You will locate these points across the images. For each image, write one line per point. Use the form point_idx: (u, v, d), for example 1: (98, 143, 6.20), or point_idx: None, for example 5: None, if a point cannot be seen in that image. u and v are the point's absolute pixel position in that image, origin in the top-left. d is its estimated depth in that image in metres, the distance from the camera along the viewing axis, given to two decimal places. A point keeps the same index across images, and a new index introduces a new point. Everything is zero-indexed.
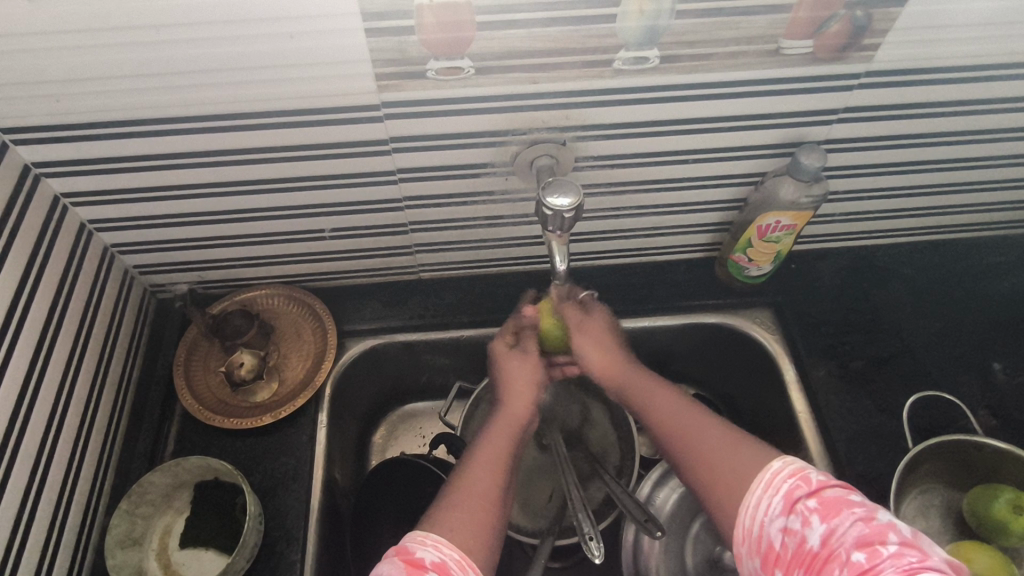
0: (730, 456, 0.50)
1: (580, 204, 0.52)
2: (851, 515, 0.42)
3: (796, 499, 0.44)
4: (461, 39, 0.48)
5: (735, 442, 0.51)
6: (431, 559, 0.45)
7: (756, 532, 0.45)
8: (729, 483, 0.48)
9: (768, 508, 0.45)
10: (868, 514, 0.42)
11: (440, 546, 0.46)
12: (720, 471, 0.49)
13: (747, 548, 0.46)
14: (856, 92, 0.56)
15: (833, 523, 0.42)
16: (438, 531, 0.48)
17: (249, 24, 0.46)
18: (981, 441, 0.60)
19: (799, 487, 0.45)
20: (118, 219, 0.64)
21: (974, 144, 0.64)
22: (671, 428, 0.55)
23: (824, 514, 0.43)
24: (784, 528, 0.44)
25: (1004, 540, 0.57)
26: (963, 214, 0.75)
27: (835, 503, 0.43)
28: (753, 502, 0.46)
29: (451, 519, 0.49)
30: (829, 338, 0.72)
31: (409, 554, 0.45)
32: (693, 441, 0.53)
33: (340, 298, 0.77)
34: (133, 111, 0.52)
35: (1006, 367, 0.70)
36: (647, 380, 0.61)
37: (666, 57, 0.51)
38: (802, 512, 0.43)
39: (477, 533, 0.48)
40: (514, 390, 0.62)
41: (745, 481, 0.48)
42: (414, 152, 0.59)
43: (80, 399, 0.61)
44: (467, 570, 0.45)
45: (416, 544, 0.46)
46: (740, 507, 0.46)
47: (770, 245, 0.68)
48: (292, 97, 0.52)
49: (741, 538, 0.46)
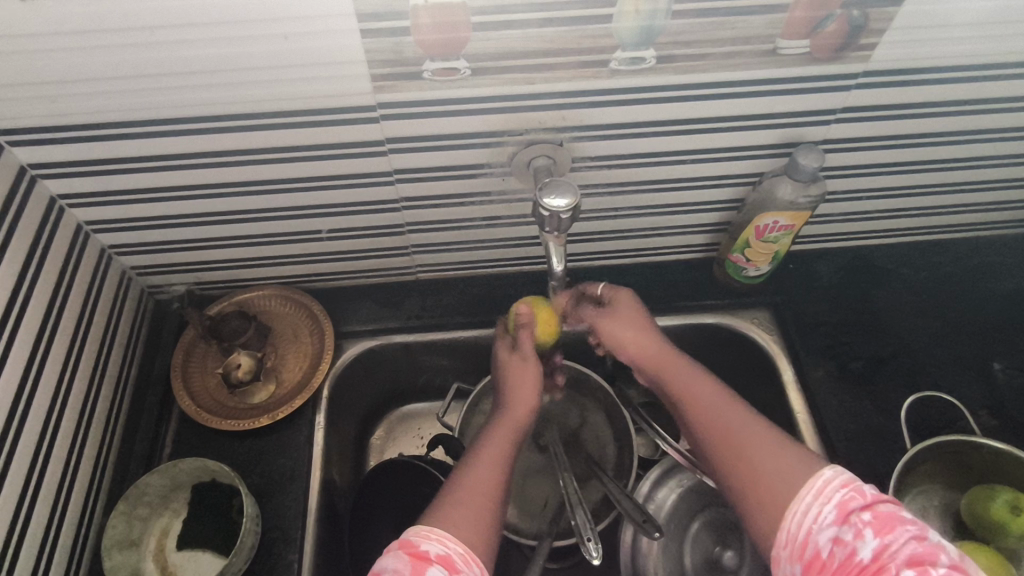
0: (773, 463, 0.49)
1: (577, 205, 0.51)
2: (905, 532, 0.42)
3: (850, 511, 0.44)
4: (456, 39, 0.48)
5: (775, 448, 0.50)
6: (435, 552, 0.45)
7: (802, 538, 0.45)
8: (772, 489, 0.48)
9: (818, 516, 0.45)
10: (920, 533, 0.42)
11: (445, 539, 0.46)
12: (763, 473, 0.49)
13: (787, 553, 0.45)
14: (854, 92, 0.56)
15: (886, 538, 0.42)
16: (443, 526, 0.48)
17: (244, 26, 0.46)
18: (977, 441, 0.61)
19: (853, 499, 0.44)
20: (115, 220, 0.64)
21: (972, 144, 0.64)
22: (711, 427, 0.54)
23: (878, 528, 0.43)
24: (834, 538, 0.43)
25: (1004, 541, 0.57)
26: (962, 214, 0.75)
27: (889, 518, 0.43)
28: (802, 509, 0.46)
29: (455, 513, 0.49)
30: (828, 338, 0.72)
31: (414, 547, 0.46)
32: (736, 443, 0.52)
33: (338, 299, 0.77)
34: (129, 112, 0.52)
35: (1006, 368, 0.70)
36: (685, 373, 0.59)
37: (663, 57, 0.51)
38: (856, 524, 0.43)
39: (480, 528, 0.49)
40: (517, 389, 0.62)
41: (791, 487, 0.47)
42: (410, 153, 0.59)
43: (77, 401, 0.61)
44: (471, 565, 0.46)
45: (419, 537, 0.46)
46: (785, 513, 0.46)
47: (768, 245, 0.68)
48: (287, 98, 0.52)
49: (783, 543, 0.45)
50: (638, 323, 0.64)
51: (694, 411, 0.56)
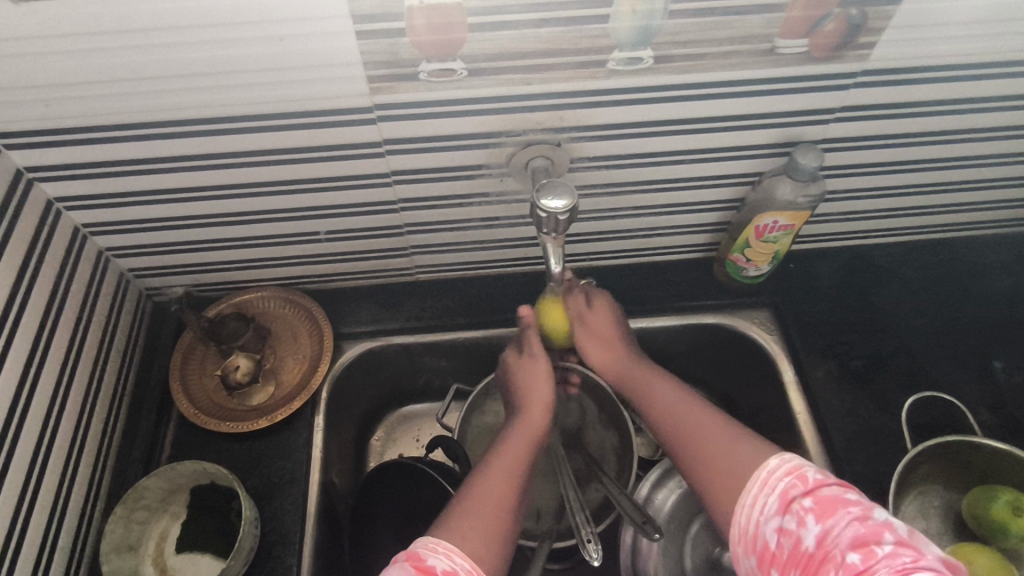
0: (726, 455, 0.50)
1: (575, 205, 0.51)
2: (847, 514, 0.42)
3: (792, 499, 0.44)
4: (452, 40, 0.48)
5: (728, 439, 0.51)
6: (442, 567, 0.45)
7: (752, 531, 0.45)
8: (728, 481, 0.48)
9: (763, 507, 0.45)
10: (863, 513, 0.42)
11: (451, 554, 0.46)
12: (716, 466, 0.50)
13: (742, 548, 0.46)
14: (852, 91, 0.56)
15: (828, 523, 0.42)
16: (450, 538, 0.48)
17: (238, 28, 0.46)
18: (979, 441, 0.60)
19: (795, 487, 0.45)
20: (113, 223, 0.64)
21: (972, 143, 0.64)
22: (668, 428, 0.56)
23: (819, 514, 0.43)
24: (779, 528, 0.44)
25: (1004, 541, 0.56)
26: (963, 213, 0.74)
27: (831, 502, 0.43)
28: (749, 501, 0.46)
29: (462, 524, 0.49)
30: (828, 338, 0.72)
31: (420, 561, 0.45)
32: (690, 440, 0.53)
33: (337, 300, 0.76)
34: (126, 115, 0.52)
35: (1007, 367, 0.70)
36: (649, 381, 0.61)
37: (660, 57, 0.51)
38: (797, 512, 0.43)
39: (488, 539, 0.49)
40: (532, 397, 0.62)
41: (742, 477, 0.48)
42: (408, 154, 0.59)
43: (75, 404, 0.61)
44: None
45: (426, 551, 0.46)
46: (735, 506, 0.46)
47: (768, 245, 0.67)
48: (284, 100, 0.52)
49: (738, 538, 0.46)
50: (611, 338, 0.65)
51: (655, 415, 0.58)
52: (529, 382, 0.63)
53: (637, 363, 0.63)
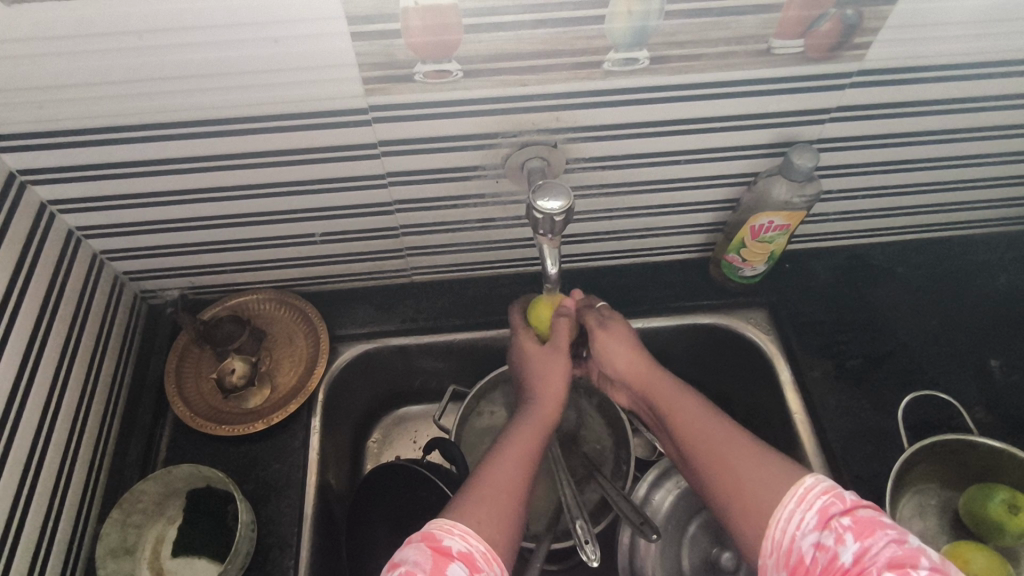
0: (757, 471, 0.49)
1: (571, 206, 0.51)
2: (885, 536, 0.43)
3: (831, 516, 0.45)
4: (447, 41, 0.48)
5: (761, 455, 0.51)
6: (457, 548, 0.46)
7: (786, 546, 0.45)
8: (758, 497, 0.48)
9: (800, 523, 0.46)
10: (900, 537, 0.43)
11: (468, 536, 0.47)
12: (748, 483, 0.49)
13: (774, 561, 0.46)
14: (848, 91, 0.56)
15: (867, 542, 0.43)
16: (467, 521, 0.48)
17: (232, 29, 0.46)
18: (974, 440, 0.60)
19: (834, 504, 0.45)
20: (107, 225, 0.63)
21: (968, 143, 0.64)
22: (697, 443, 0.54)
23: (858, 532, 0.43)
24: (816, 543, 0.44)
25: (1001, 540, 0.57)
26: (958, 212, 0.75)
27: (869, 522, 0.44)
28: (785, 515, 0.46)
29: (479, 509, 0.49)
30: (825, 338, 0.72)
31: (437, 541, 0.46)
32: (719, 456, 0.52)
33: (333, 302, 0.76)
34: (120, 117, 0.52)
35: (1002, 365, 0.70)
36: (670, 387, 0.59)
37: (656, 58, 0.51)
38: (836, 529, 0.44)
39: (501, 523, 0.49)
40: (545, 387, 0.62)
41: (773, 493, 0.48)
42: (403, 156, 0.58)
43: (69, 407, 0.61)
44: (493, 564, 0.46)
45: (441, 531, 0.47)
46: (769, 520, 0.47)
47: (764, 245, 0.67)
48: (278, 101, 0.52)
49: (769, 551, 0.46)
50: (631, 345, 0.62)
51: (675, 423, 0.57)
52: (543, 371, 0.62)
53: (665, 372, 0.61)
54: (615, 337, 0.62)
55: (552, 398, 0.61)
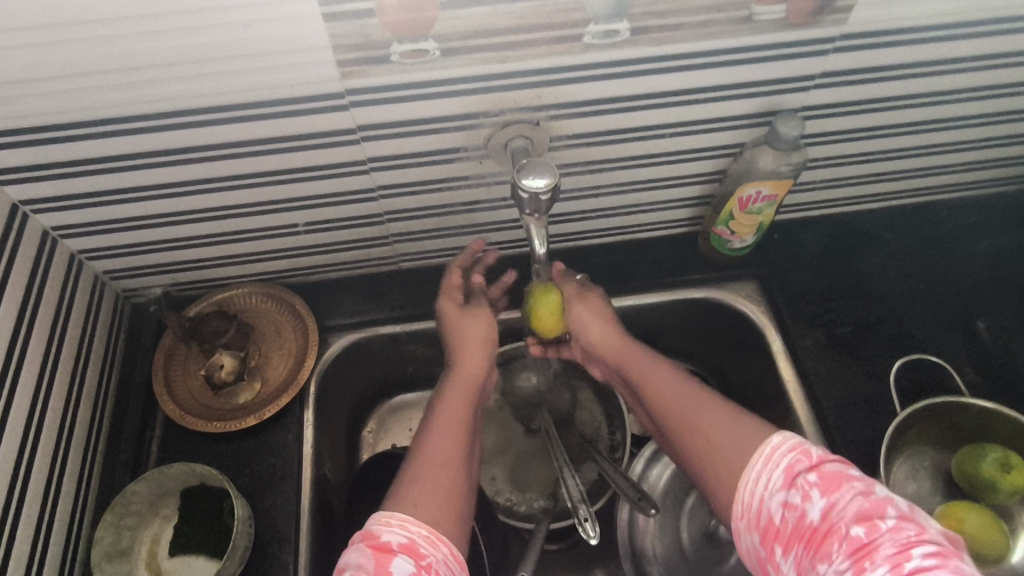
0: (726, 430, 0.50)
1: (556, 185, 0.51)
2: (851, 489, 0.43)
3: (796, 474, 0.45)
4: (423, 20, 0.46)
5: (731, 414, 0.51)
6: (397, 541, 0.45)
7: (756, 507, 0.46)
8: (727, 459, 0.49)
9: (768, 482, 0.46)
10: (866, 488, 0.43)
11: (406, 523, 0.46)
12: (718, 443, 0.50)
13: (745, 522, 0.46)
14: (831, 57, 0.55)
15: (833, 497, 0.43)
16: (403, 508, 0.48)
17: (198, 14, 0.44)
18: (966, 401, 0.61)
19: (800, 461, 0.46)
20: (83, 224, 0.62)
21: (951, 104, 0.64)
22: (667, 408, 0.55)
23: (824, 488, 0.44)
24: (784, 503, 0.45)
25: (993, 498, 0.58)
26: (943, 176, 0.75)
27: (835, 477, 0.44)
28: (753, 476, 0.47)
29: (416, 490, 0.49)
30: (815, 307, 0.72)
31: (375, 539, 0.45)
32: (691, 421, 0.53)
33: (320, 294, 0.75)
34: (87, 111, 0.50)
35: (991, 327, 0.71)
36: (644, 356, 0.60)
37: (636, 29, 0.50)
38: (803, 487, 0.44)
39: (445, 504, 0.49)
40: (467, 357, 0.62)
41: (742, 455, 0.48)
42: (384, 140, 0.57)
43: (55, 411, 0.60)
44: (437, 544, 0.46)
45: (381, 526, 0.46)
46: (739, 482, 0.47)
47: (752, 217, 0.67)
48: (252, 89, 0.50)
49: (741, 514, 0.47)
50: (601, 304, 0.65)
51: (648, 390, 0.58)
52: (463, 343, 0.63)
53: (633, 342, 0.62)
54: (590, 308, 0.64)
55: (477, 361, 0.62)
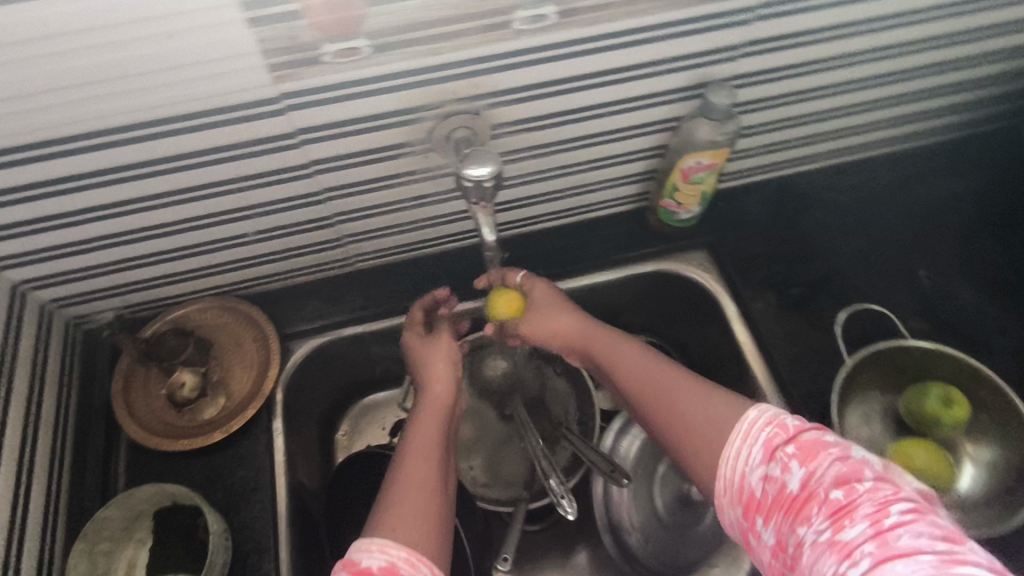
0: (704, 409, 0.52)
1: (499, 171, 0.51)
2: (828, 457, 0.45)
3: (776, 447, 0.47)
4: (351, 18, 0.47)
5: (708, 394, 0.53)
6: (377, 564, 0.44)
7: (738, 482, 0.47)
8: (707, 438, 0.51)
9: (748, 458, 0.47)
10: (843, 453, 0.45)
11: (386, 548, 0.46)
12: (699, 423, 0.52)
13: (729, 499, 0.48)
14: (755, 25, 0.57)
15: (812, 466, 0.45)
16: (383, 533, 0.47)
17: (119, 27, 0.43)
18: (908, 343, 0.65)
19: (777, 435, 0.47)
20: (22, 253, 0.60)
21: (874, 63, 0.66)
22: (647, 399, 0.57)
23: (802, 458, 0.45)
24: (764, 476, 0.46)
25: (938, 433, 0.61)
26: (873, 134, 0.78)
27: (812, 446, 0.46)
28: (733, 454, 0.48)
29: (396, 515, 0.48)
30: (763, 268, 0.75)
31: (354, 565, 0.44)
32: (671, 406, 0.54)
33: (278, 302, 0.75)
34: (11, 135, 0.49)
35: (929, 274, 0.74)
36: (613, 345, 0.63)
37: (565, 11, 0.51)
38: (782, 458, 0.46)
39: (426, 525, 0.49)
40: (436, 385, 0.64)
41: (722, 432, 0.50)
42: (325, 142, 0.57)
43: (13, 446, 0.59)
44: (417, 566, 0.45)
45: (360, 552, 0.45)
46: (720, 459, 0.49)
47: (695, 187, 0.69)
48: (183, 100, 0.50)
49: (724, 491, 0.49)
50: (556, 298, 0.68)
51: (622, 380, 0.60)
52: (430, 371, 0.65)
53: (598, 329, 0.65)
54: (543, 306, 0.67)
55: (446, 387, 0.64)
